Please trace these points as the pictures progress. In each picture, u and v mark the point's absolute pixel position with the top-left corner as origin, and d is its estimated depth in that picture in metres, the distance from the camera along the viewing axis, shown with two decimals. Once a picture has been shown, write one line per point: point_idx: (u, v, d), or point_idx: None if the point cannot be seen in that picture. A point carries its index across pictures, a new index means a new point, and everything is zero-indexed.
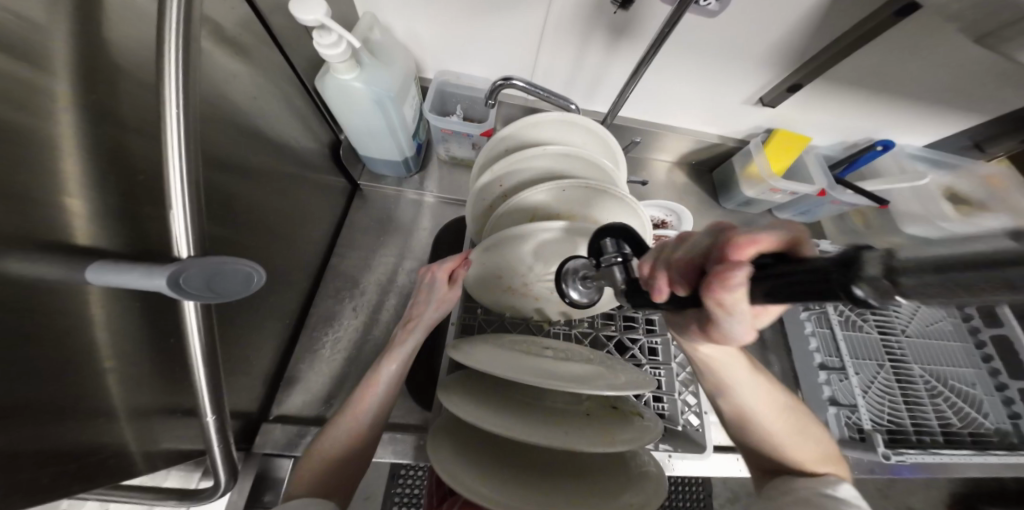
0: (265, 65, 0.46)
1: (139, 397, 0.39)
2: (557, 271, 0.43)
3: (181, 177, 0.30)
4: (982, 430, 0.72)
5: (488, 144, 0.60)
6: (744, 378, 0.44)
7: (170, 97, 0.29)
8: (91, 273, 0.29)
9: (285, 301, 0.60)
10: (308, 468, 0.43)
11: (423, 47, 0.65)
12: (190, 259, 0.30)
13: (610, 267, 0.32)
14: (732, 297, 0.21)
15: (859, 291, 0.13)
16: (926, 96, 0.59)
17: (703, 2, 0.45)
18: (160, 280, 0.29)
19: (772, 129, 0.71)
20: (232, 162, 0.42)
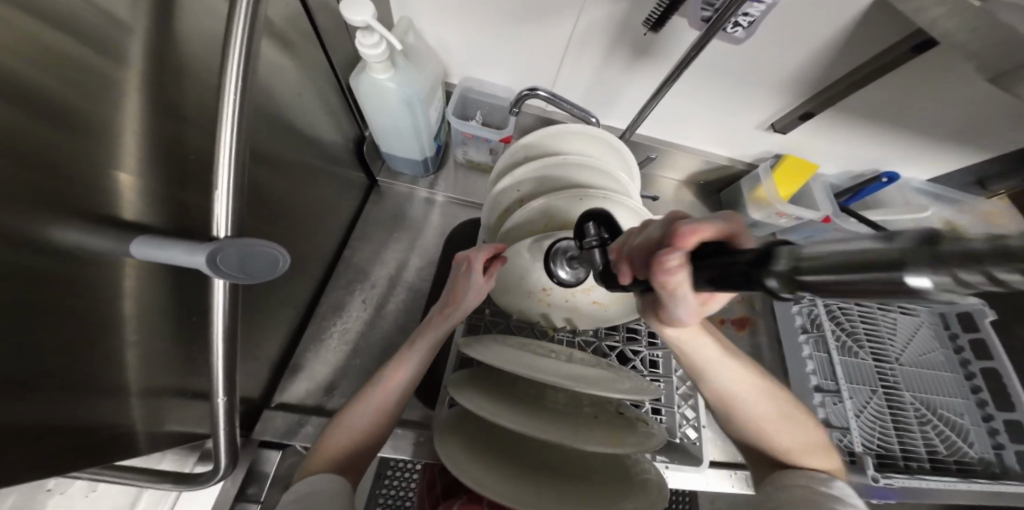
0: (306, 60, 0.48)
1: (159, 372, 0.39)
2: (548, 252, 0.50)
3: (229, 164, 0.32)
4: (968, 458, 0.74)
5: (509, 149, 0.62)
6: (722, 366, 0.45)
7: (229, 87, 0.31)
8: (134, 247, 0.29)
9: (298, 290, 0.61)
10: (323, 448, 0.44)
11: (452, 52, 0.67)
12: (223, 240, 0.30)
13: (590, 251, 0.34)
14: (674, 278, 0.25)
15: (771, 283, 0.16)
16: (929, 133, 0.62)
17: (731, 28, 0.47)
18: (199, 258, 0.29)
19: (780, 155, 0.73)
20: (268, 150, 0.44)
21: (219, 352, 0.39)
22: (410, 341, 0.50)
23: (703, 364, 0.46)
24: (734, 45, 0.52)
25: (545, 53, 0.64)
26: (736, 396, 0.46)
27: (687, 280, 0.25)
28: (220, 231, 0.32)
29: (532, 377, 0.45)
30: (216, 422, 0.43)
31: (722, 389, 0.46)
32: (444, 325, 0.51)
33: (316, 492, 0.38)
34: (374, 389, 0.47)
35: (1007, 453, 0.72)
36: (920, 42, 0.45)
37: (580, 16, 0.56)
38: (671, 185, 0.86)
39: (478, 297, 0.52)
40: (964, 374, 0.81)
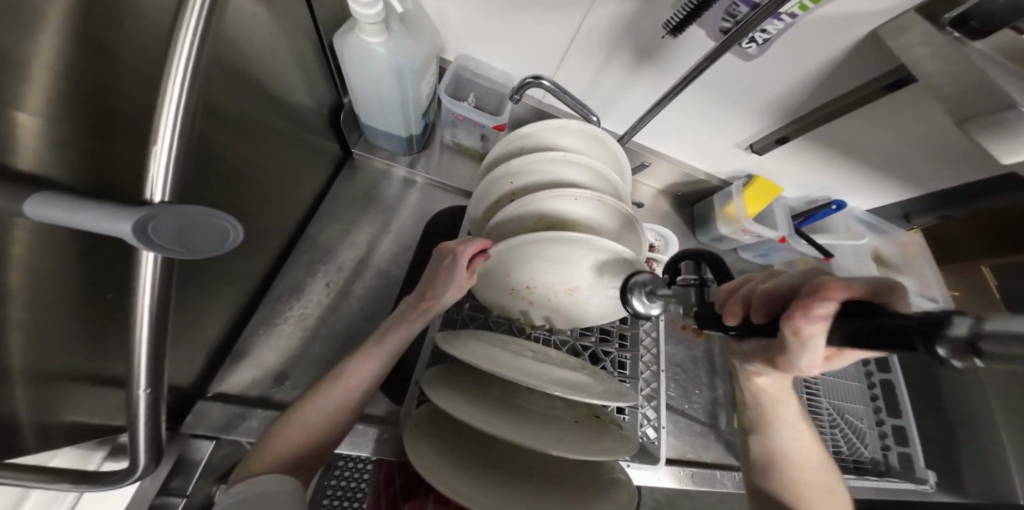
0: (282, 6, 0.41)
1: (64, 358, 0.32)
2: (623, 281, 0.39)
3: (176, 109, 0.24)
4: (863, 458, 0.86)
5: (504, 139, 0.59)
6: (789, 426, 0.49)
7: (188, 23, 0.23)
8: (27, 204, 0.21)
9: (250, 267, 0.54)
10: (272, 444, 0.39)
11: (450, 26, 0.63)
12: (161, 205, 0.22)
13: (686, 286, 0.34)
14: (809, 326, 0.26)
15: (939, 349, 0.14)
16: (876, 169, 0.69)
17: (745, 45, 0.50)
18: (121, 224, 0.21)
19: (752, 175, 0.78)
20: (227, 103, 0.37)
21: (142, 348, 0.30)
22: (383, 331, 0.46)
23: (778, 416, 0.49)
24: (743, 60, 0.54)
25: (550, 42, 0.62)
26: (787, 454, 0.49)
27: (822, 332, 0.26)
28: (153, 196, 0.24)
29: (516, 379, 0.43)
30: (134, 418, 0.35)
31: (776, 441, 0.49)
32: (421, 318, 0.48)
33: (264, 493, 0.33)
34: (336, 384, 0.42)
35: (892, 453, 0.86)
36: (895, 79, 0.49)
37: (590, 8, 0.54)
38: (649, 192, 0.88)
39: (458, 293, 0.49)
40: (867, 384, 0.93)
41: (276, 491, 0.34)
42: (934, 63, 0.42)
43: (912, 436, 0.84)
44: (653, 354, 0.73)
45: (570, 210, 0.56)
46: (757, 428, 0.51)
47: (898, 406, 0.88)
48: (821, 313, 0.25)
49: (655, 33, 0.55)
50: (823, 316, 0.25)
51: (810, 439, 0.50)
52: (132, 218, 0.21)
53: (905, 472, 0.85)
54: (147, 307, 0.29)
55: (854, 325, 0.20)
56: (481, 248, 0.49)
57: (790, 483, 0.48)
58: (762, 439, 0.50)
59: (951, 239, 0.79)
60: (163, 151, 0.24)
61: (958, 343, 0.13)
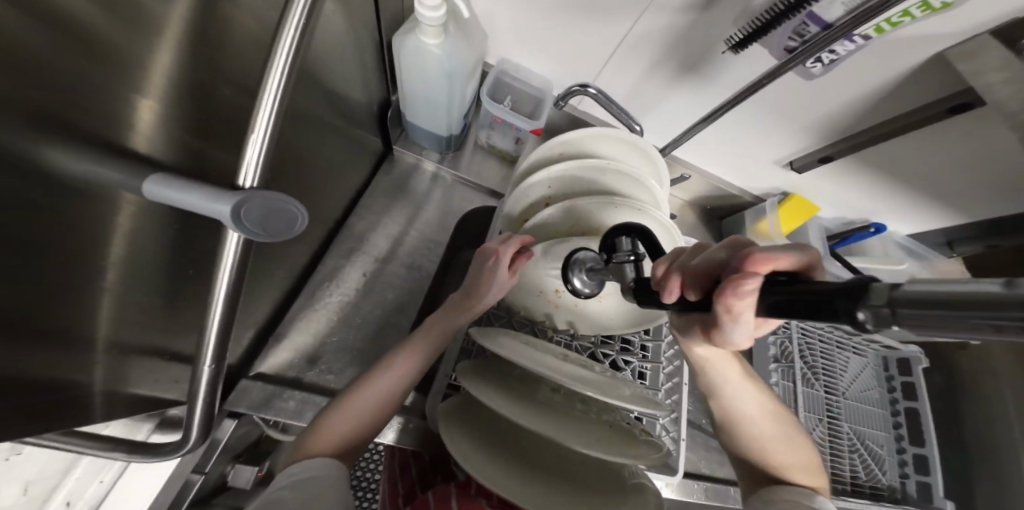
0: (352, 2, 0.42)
1: (138, 331, 0.33)
2: (567, 259, 0.46)
3: (273, 101, 0.25)
4: (879, 484, 0.84)
5: (543, 144, 0.60)
6: (738, 386, 0.46)
7: (292, 19, 0.25)
8: (149, 185, 0.23)
9: (296, 254, 0.56)
10: (325, 427, 0.40)
11: (499, 29, 0.64)
12: (254, 190, 0.24)
13: (623, 264, 0.34)
14: (740, 303, 0.23)
15: (787, 295, 0.21)
16: (920, 194, 0.68)
17: (810, 65, 0.50)
18: (219, 206, 0.23)
19: (787, 194, 0.78)
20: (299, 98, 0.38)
21: (216, 323, 0.34)
22: (428, 325, 0.48)
23: (720, 379, 0.46)
24: (807, 80, 0.54)
25: (599, 45, 0.62)
26: (743, 414, 0.46)
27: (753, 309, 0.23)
28: (245, 182, 0.25)
29: (548, 376, 0.44)
30: (195, 392, 0.37)
31: (730, 404, 0.46)
32: (465, 314, 0.50)
33: (316, 477, 0.35)
34: (385, 372, 0.44)
35: (909, 482, 0.84)
36: (959, 103, 0.48)
37: (642, 18, 0.55)
38: (678, 204, 0.88)
39: (500, 292, 0.50)
40: (890, 411, 0.91)
41: (323, 475, 0.35)
42: (1007, 90, 0.41)
43: (933, 466, 0.81)
44: (676, 367, 0.72)
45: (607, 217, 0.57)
46: (711, 393, 0.48)
47: (922, 435, 0.85)
48: (749, 289, 0.22)
49: (707, 49, 0.55)
50: (749, 292, 0.22)
51: (761, 389, 0.47)
52: (228, 201, 0.23)
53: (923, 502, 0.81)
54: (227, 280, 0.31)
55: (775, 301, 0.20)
56: (523, 244, 0.50)
57: (747, 440, 0.46)
58: (719, 403, 0.47)
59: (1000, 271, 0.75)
60: (259, 138, 0.25)
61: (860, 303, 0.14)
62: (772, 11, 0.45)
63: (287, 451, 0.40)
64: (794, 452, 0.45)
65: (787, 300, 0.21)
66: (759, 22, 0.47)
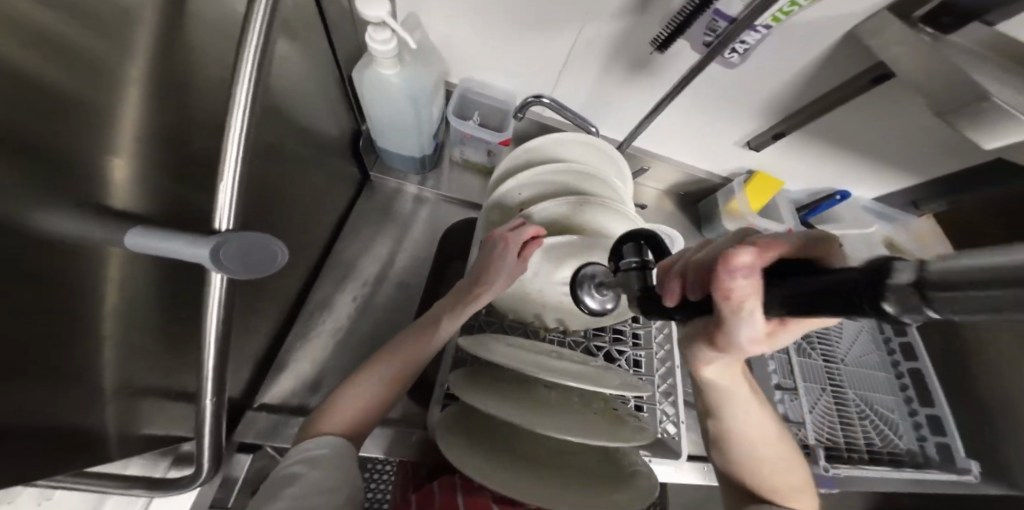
0: (309, 46, 0.45)
1: (141, 371, 0.36)
2: (575, 276, 0.48)
3: (237, 148, 0.28)
4: (898, 449, 0.83)
5: (511, 153, 0.63)
6: (744, 407, 0.43)
7: (245, 71, 0.28)
8: (131, 238, 0.27)
9: (287, 285, 0.58)
10: (337, 408, 0.43)
11: (455, 51, 0.68)
12: (229, 233, 0.28)
13: (627, 271, 0.35)
14: (734, 284, 0.24)
15: (886, 306, 0.13)
16: (878, 157, 0.71)
17: (727, 56, 0.55)
18: (200, 249, 0.27)
19: (752, 171, 0.81)
20: (270, 142, 0.42)
21: (212, 355, 0.36)
22: (438, 316, 0.50)
23: (727, 402, 0.42)
24: (727, 69, 0.58)
25: (551, 55, 0.66)
26: (744, 437, 0.44)
27: (755, 292, 0.23)
28: (221, 225, 0.28)
29: (539, 375, 0.46)
30: (200, 427, 0.39)
31: (733, 426, 0.44)
32: (473, 303, 0.51)
33: (326, 455, 0.38)
34: (396, 359, 0.47)
35: (929, 444, 0.84)
36: (880, 73, 0.52)
37: (585, 27, 0.59)
38: (654, 194, 0.91)
39: (508, 281, 0.51)
40: (895, 374, 0.91)
41: (331, 456, 0.38)
42: (907, 62, 0.44)
43: (949, 426, 0.82)
44: (667, 352, 0.74)
45: (576, 217, 0.60)
46: (714, 412, 0.44)
47: (931, 395, 0.86)
48: (740, 263, 0.23)
49: (645, 49, 0.60)
50: (744, 266, 0.23)
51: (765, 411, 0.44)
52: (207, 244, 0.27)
53: (945, 463, 0.82)
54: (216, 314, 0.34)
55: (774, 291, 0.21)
56: (533, 234, 0.51)
57: (746, 465, 0.45)
58: (719, 424, 0.45)
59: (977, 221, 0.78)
60: (230, 179, 0.28)
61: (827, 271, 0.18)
62: (685, 12, 0.48)
63: (299, 431, 0.43)
64: (785, 474, 0.45)
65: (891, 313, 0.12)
66: (676, 21, 0.51)
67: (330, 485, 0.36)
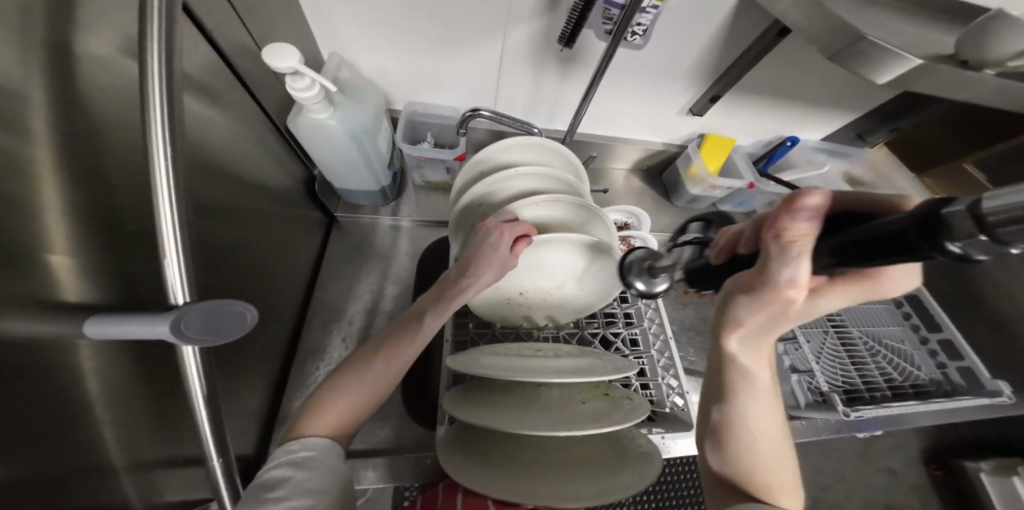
0: (234, 106, 0.47)
1: (138, 448, 0.37)
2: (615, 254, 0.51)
3: (172, 219, 0.30)
4: (920, 381, 0.79)
5: (464, 169, 0.64)
6: (756, 395, 0.39)
7: (159, 144, 0.29)
8: (90, 328, 0.29)
9: (271, 339, 0.59)
10: (319, 418, 0.43)
11: (392, 81, 0.71)
12: (192, 303, 0.31)
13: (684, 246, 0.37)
14: (793, 229, 0.21)
15: (954, 247, 0.14)
16: (812, 95, 0.74)
17: (630, 38, 0.59)
18: (161, 328, 0.30)
19: (702, 135, 0.84)
20: (212, 206, 0.43)
21: (205, 420, 0.37)
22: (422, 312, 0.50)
23: (742, 387, 0.39)
24: (637, 50, 0.62)
25: (480, 65, 0.68)
26: (748, 428, 0.41)
27: (807, 233, 0.20)
28: (177, 299, 0.32)
29: (516, 376, 0.45)
30: (217, 488, 0.40)
31: (740, 413, 0.40)
32: (465, 291, 0.51)
33: (316, 458, 0.39)
34: (382, 354, 0.46)
35: (950, 371, 0.78)
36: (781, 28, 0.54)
37: (507, 34, 0.61)
38: (620, 175, 0.93)
39: (498, 270, 0.52)
40: (895, 303, 0.91)
41: (320, 457, 0.39)
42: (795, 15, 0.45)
43: (963, 347, 0.77)
44: (659, 325, 0.74)
45: (538, 217, 0.61)
46: (721, 398, 0.41)
47: (935, 320, 0.84)
48: (809, 207, 0.20)
49: (555, 48, 0.64)
50: (812, 214, 0.20)
51: (776, 406, 0.40)
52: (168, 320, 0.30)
53: (973, 387, 0.75)
54: (195, 375, 0.36)
55: (845, 239, 0.18)
56: (525, 231, 0.54)
57: (744, 459, 0.42)
58: (725, 412, 0.41)
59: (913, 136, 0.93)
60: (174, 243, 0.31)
61: (974, 226, 0.13)
62: (578, 7, 0.50)
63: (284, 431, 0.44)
64: (780, 471, 0.41)
65: (962, 252, 0.14)
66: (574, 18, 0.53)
67: (317, 485, 0.37)
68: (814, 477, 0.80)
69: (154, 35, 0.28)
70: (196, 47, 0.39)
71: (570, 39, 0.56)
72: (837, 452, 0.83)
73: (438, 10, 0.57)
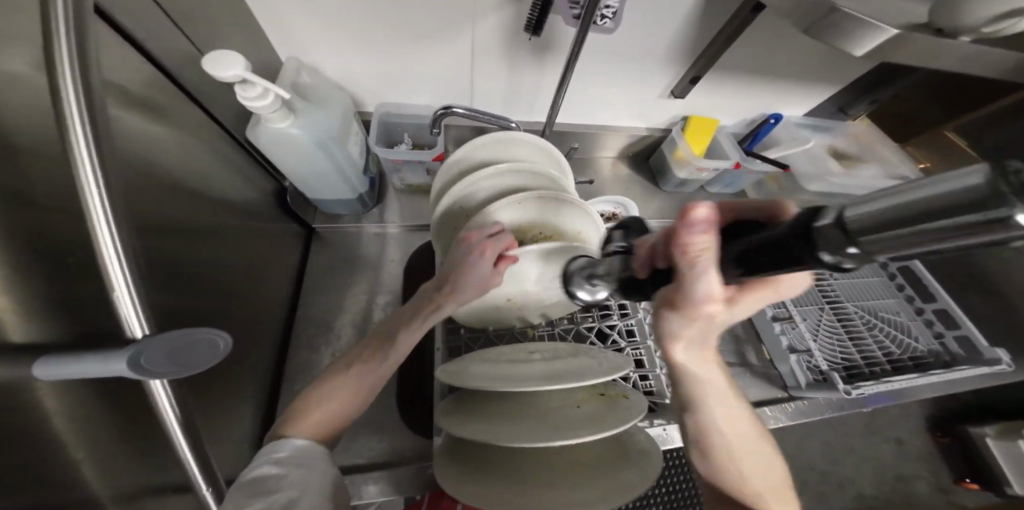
0: (183, 119, 0.45)
1: (119, 485, 0.35)
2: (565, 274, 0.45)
3: (111, 248, 0.28)
4: (918, 352, 0.79)
5: (440, 169, 0.62)
6: (721, 398, 0.38)
7: (81, 166, 0.27)
8: (39, 370, 0.27)
9: (255, 359, 0.57)
10: (300, 417, 0.41)
11: (360, 82, 0.68)
12: (151, 337, 0.30)
13: (613, 255, 0.35)
14: (699, 240, 0.20)
15: (826, 256, 0.15)
16: (791, 70, 0.72)
17: (600, 22, 0.56)
18: (117, 363, 0.28)
19: (686, 117, 0.82)
20: (167, 223, 0.41)
21: (186, 451, 0.35)
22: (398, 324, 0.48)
23: (705, 393, 0.37)
24: (607, 36, 0.60)
25: (450, 59, 0.65)
26: (721, 432, 0.39)
27: (711, 246, 0.20)
28: (134, 331, 0.30)
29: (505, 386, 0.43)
30: None
31: (710, 420, 0.39)
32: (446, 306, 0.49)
33: (301, 450, 0.38)
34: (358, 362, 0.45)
35: (948, 340, 0.78)
36: (754, 4, 0.52)
37: (474, 24, 0.59)
38: (606, 163, 0.91)
39: (480, 290, 0.49)
40: (889, 276, 0.91)
41: (302, 455, 0.38)
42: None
43: (958, 314, 0.78)
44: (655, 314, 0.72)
45: (523, 216, 0.59)
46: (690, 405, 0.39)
47: (930, 291, 0.85)
48: (702, 218, 0.20)
49: (521, 37, 0.61)
50: (706, 221, 0.20)
51: (741, 407, 0.40)
52: (125, 355, 0.28)
53: (972, 356, 0.74)
54: (168, 404, 0.34)
55: (742, 247, 0.19)
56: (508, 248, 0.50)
57: (730, 466, 0.40)
58: (698, 420, 0.39)
59: None
60: (119, 271, 0.29)
61: (842, 238, 0.14)
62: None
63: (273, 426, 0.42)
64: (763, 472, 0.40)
65: (833, 262, 0.15)
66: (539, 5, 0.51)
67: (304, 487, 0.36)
68: (820, 453, 0.81)
69: (65, 50, 0.26)
70: (126, 57, 0.37)
71: (536, 27, 0.53)
72: (841, 427, 0.84)
73: (398, 5, 0.55)
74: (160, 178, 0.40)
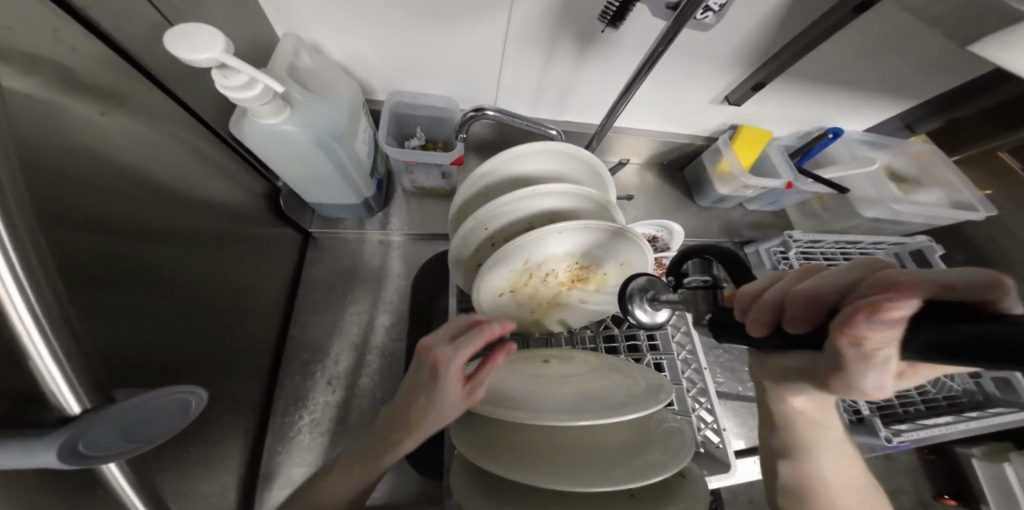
0: (148, 107, 0.35)
1: None
2: (619, 292, 0.35)
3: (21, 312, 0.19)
4: (952, 392, 0.72)
5: (463, 184, 0.53)
6: (827, 440, 0.33)
7: None
8: None
9: (241, 391, 0.49)
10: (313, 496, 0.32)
11: (371, 68, 0.58)
12: (106, 408, 0.21)
13: (690, 290, 0.29)
14: (880, 333, 0.19)
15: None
16: (864, 81, 0.64)
17: (700, 16, 0.45)
18: (44, 457, 0.18)
19: (735, 126, 0.73)
20: (129, 233, 0.32)
21: None
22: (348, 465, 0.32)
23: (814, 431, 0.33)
24: (702, 32, 0.51)
25: (480, 47, 0.55)
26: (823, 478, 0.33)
27: (896, 343, 0.18)
28: (70, 407, 0.21)
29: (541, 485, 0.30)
30: None
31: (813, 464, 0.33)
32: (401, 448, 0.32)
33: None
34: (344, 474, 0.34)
35: (984, 380, 0.71)
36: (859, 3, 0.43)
37: (513, 6, 0.49)
38: (634, 171, 0.83)
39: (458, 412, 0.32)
40: None
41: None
42: None
43: None
44: (685, 333, 0.59)
45: (560, 244, 0.50)
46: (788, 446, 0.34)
47: None
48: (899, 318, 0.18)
49: (594, 28, 0.53)
50: (898, 323, 0.18)
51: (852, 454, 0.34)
52: (59, 444, 0.19)
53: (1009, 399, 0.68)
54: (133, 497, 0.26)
55: (926, 335, 0.16)
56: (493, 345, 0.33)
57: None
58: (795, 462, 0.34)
59: (951, 129, 0.84)
60: (39, 343, 0.20)
61: None
62: None
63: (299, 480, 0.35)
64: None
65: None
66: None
67: None
68: None
69: None
70: (48, 24, 0.26)
71: (619, 17, 0.44)
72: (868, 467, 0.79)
73: None
74: (119, 181, 0.31)
